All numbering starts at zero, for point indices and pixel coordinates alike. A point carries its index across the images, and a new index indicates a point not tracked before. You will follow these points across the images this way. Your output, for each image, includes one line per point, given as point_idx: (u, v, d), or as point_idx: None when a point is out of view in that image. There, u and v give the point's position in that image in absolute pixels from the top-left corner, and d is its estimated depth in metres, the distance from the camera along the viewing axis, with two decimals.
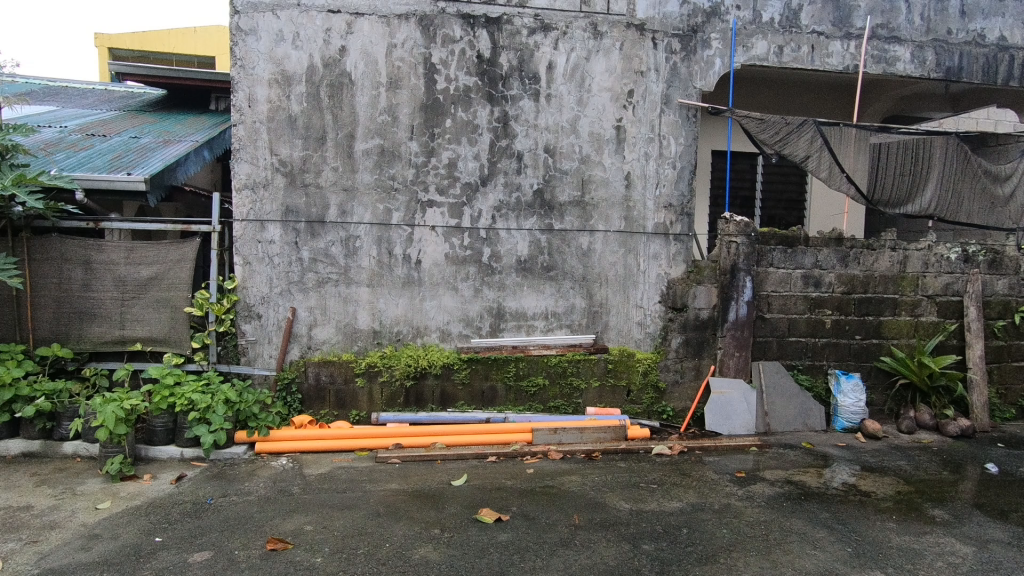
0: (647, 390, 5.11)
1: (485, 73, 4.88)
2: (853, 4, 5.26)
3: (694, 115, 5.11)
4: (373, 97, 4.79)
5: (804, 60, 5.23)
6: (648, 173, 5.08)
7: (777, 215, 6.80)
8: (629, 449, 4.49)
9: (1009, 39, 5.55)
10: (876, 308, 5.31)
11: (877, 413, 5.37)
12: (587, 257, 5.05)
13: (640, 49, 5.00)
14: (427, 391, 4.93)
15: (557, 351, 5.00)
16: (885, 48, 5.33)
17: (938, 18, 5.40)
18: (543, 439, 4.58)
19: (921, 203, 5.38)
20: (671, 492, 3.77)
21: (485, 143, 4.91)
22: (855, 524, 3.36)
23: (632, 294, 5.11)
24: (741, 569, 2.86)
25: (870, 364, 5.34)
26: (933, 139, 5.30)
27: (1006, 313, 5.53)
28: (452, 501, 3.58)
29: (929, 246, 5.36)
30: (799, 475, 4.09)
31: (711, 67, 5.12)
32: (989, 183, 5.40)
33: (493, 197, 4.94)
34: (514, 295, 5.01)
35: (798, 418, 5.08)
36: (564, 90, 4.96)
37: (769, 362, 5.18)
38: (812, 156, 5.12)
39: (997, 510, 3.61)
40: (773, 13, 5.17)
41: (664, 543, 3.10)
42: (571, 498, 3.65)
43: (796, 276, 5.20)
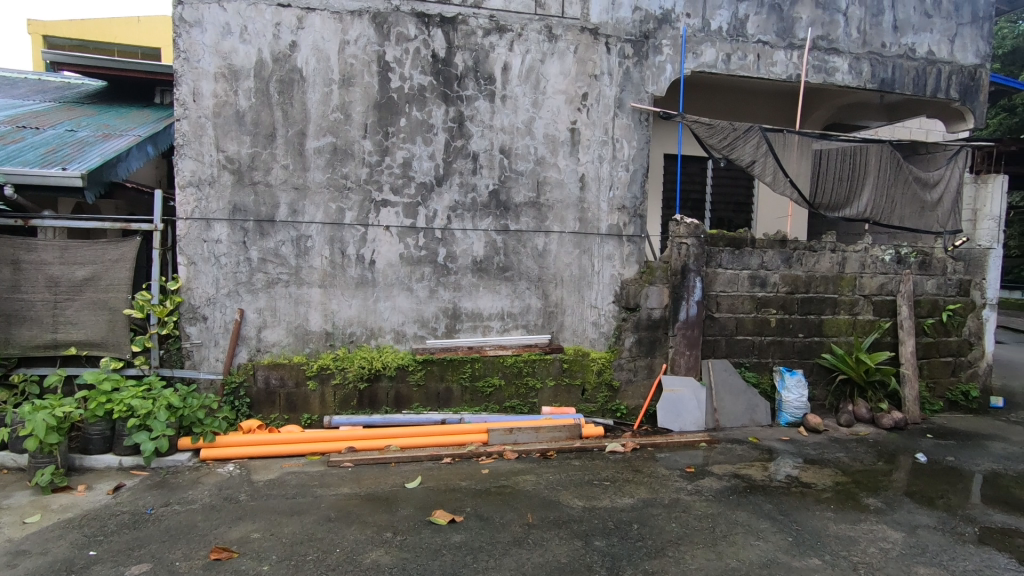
0: (602, 389, 5.19)
1: (439, 73, 4.85)
2: (795, 16, 5.48)
3: (646, 119, 5.22)
4: (324, 94, 4.70)
5: (750, 68, 5.42)
6: (602, 175, 5.16)
7: (726, 217, 7.01)
8: (583, 448, 4.54)
9: (937, 53, 5.90)
10: (817, 307, 5.55)
11: (819, 408, 5.61)
12: (542, 258, 5.09)
13: (594, 53, 5.07)
14: (381, 393, 4.87)
15: (514, 351, 5.03)
16: (825, 59, 5.58)
17: (873, 32, 5.69)
18: (499, 439, 4.57)
19: (859, 207, 5.66)
20: (623, 488, 3.84)
21: (440, 143, 4.89)
22: (795, 514, 3.50)
23: (587, 295, 5.17)
24: (687, 562, 2.93)
25: (812, 361, 5.58)
26: (869, 147, 5.59)
27: (934, 311, 5.86)
28: (405, 504, 3.55)
29: (865, 248, 5.65)
30: (746, 469, 4.23)
31: (663, 73, 5.23)
32: (919, 189, 5.75)
33: (449, 197, 4.93)
34: (469, 295, 5.00)
35: (745, 414, 5.25)
36: (519, 92, 4.98)
37: (718, 360, 5.34)
38: (758, 160, 5.31)
39: (926, 497, 3.84)
40: (721, 22, 5.34)
41: (615, 539, 3.15)
42: (526, 497, 3.68)
43: (743, 277, 5.39)
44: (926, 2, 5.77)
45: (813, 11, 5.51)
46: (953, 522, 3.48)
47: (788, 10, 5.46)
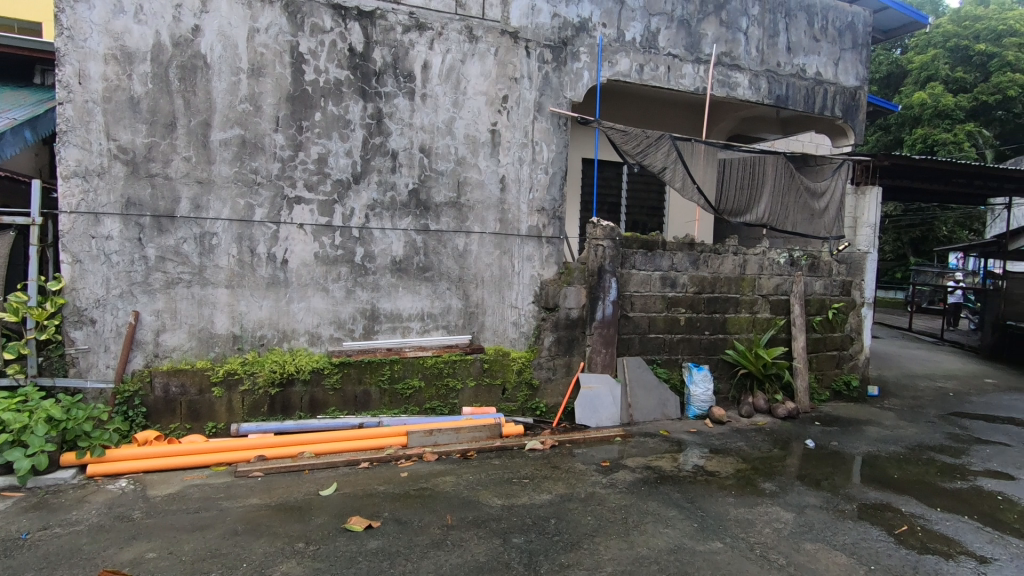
0: (522, 387, 5.26)
1: (357, 67, 4.73)
2: (702, 32, 5.82)
3: (565, 123, 5.35)
4: (232, 83, 4.44)
5: (661, 79, 5.70)
6: (522, 177, 5.23)
7: (641, 221, 7.33)
8: (503, 446, 4.58)
9: (824, 74, 6.47)
10: (721, 306, 5.93)
11: (723, 400, 5.99)
12: (463, 258, 5.08)
13: (514, 56, 5.13)
14: (294, 398, 4.67)
15: (434, 352, 4.99)
16: (728, 74, 5.98)
17: (770, 51, 6.16)
18: (418, 441, 4.51)
19: (758, 213, 6.10)
20: (541, 485, 3.92)
21: (358, 139, 4.77)
22: (701, 501, 3.72)
23: (507, 295, 5.22)
24: (601, 552, 3.04)
25: (717, 356, 5.95)
26: (766, 158, 6.04)
27: (822, 309, 6.43)
28: (319, 512, 3.42)
29: (763, 251, 6.10)
30: (656, 461, 4.44)
31: (580, 79, 5.38)
32: (809, 199, 6.30)
33: (367, 195, 4.81)
34: (388, 296, 4.90)
35: (657, 408, 5.50)
36: (439, 91, 4.95)
37: (632, 357, 5.57)
38: (668, 167, 5.58)
39: (814, 479, 4.20)
40: (635, 33, 5.57)
41: (533, 535, 3.21)
42: (445, 498, 3.66)
43: (655, 277, 5.65)
44: (814, 27, 6.32)
45: (717, 29, 5.88)
46: (836, 500, 3.83)
47: (696, 26, 5.79)
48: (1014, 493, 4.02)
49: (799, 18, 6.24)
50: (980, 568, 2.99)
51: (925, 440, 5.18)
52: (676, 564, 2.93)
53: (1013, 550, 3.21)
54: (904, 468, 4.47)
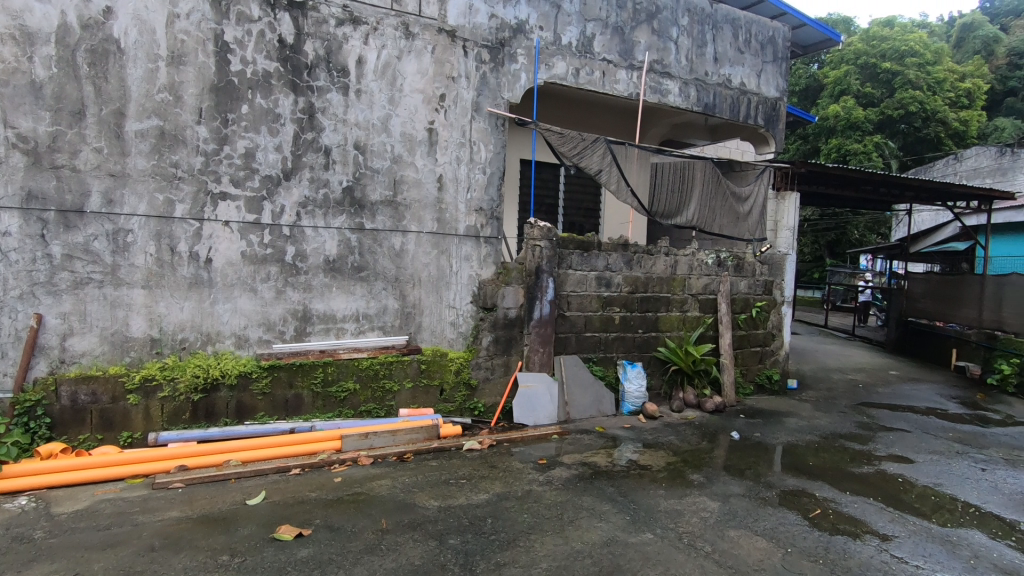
0: (459, 388, 5.23)
1: (287, 60, 4.56)
2: (635, 39, 6.00)
3: (502, 124, 5.38)
4: (148, 71, 4.18)
5: (596, 84, 5.84)
6: (460, 176, 5.21)
7: (578, 222, 7.47)
8: (441, 448, 4.55)
9: (748, 85, 6.82)
10: (654, 305, 6.15)
11: (656, 396, 6.20)
12: (399, 258, 5.00)
13: (451, 55, 5.10)
14: (219, 404, 4.45)
15: (370, 353, 4.89)
16: (659, 81, 6.20)
17: (698, 61, 6.43)
18: (353, 445, 4.40)
19: (687, 216, 6.35)
20: (478, 485, 3.92)
21: (288, 134, 4.60)
22: (633, 495, 3.83)
23: (445, 295, 5.18)
24: (536, 549, 3.07)
25: (650, 354, 6.16)
26: (695, 163, 6.30)
27: (746, 307, 6.78)
28: (245, 522, 3.28)
29: (693, 252, 6.37)
30: (592, 457, 4.54)
31: (517, 81, 5.42)
32: (734, 202, 6.63)
33: (298, 192, 4.64)
34: (321, 296, 4.76)
35: (593, 406, 5.61)
36: (375, 87, 4.86)
37: (569, 356, 5.68)
38: (604, 170, 5.71)
39: (738, 469, 4.42)
40: (571, 37, 5.67)
41: (469, 535, 3.20)
42: (380, 502, 3.59)
43: (591, 277, 5.78)
44: (739, 40, 6.66)
45: (649, 37, 6.08)
46: (758, 488, 4.05)
47: (629, 33, 5.96)
48: (913, 475, 4.39)
49: (725, 30, 6.56)
50: (883, 545, 3.24)
51: (837, 429, 5.56)
52: (609, 557, 3.00)
53: (911, 527, 3.50)
54: (819, 456, 4.77)
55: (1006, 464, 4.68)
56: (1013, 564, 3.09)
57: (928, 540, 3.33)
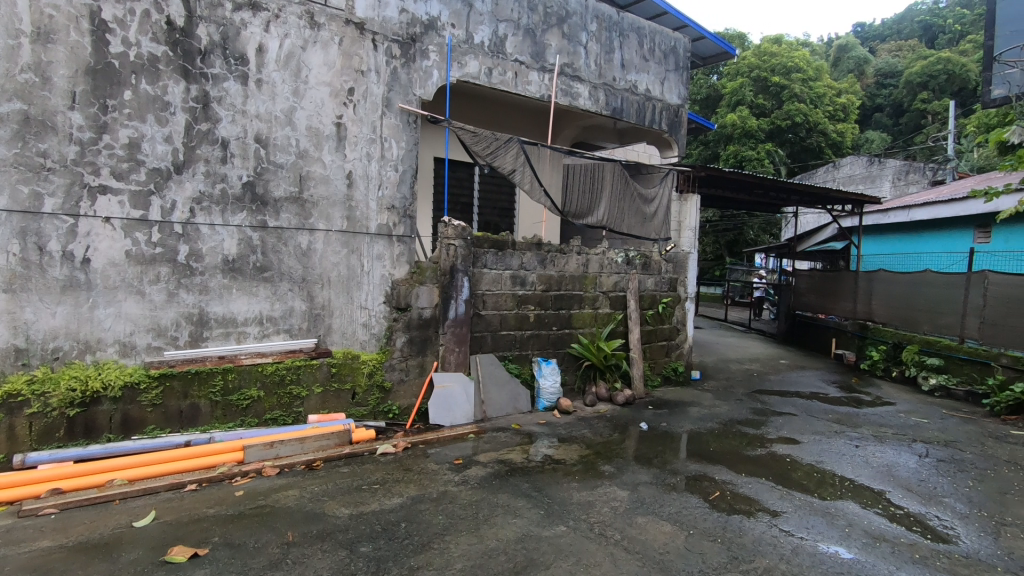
0: (373, 391, 5.08)
1: (177, 44, 4.23)
2: (546, 42, 6.11)
3: (414, 121, 5.29)
4: (9, 48, 3.72)
5: (509, 84, 5.89)
6: (371, 173, 5.06)
7: (493, 221, 7.50)
8: (353, 453, 4.40)
9: (653, 91, 7.16)
10: (567, 303, 6.31)
11: (570, 391, 6.35)
12: (306, 257, 4.79)
13: (360, 48, 4.95)
14: (101, 418, 4.06)
15: (275, 358, 4.64)
16: (570, 85, 6.35)
17: (606, 66, 6.66)
18: (257, 455, 4.15)
19: (598, 216, 6.56)
20: (392, 489, 3.83)
21: (179, 124, 4.27)
22: (547, 489, 3.90)
23: (356, 296, 5.01)
24: (451, 551, 3.04)
25: (564, 350, 6.31)
26: (604, 164, 6.52)
27: (653, 304, 7.13)
28: (132, 546, 3.00)
29: (603, 251, 6.60)
30: (508, 454, 4.58)
31: (429, 78, 5.35)
32: (641, 203, 6.93)
33: (191, 187, 4.32)
34: (219, 299, 4.45)
35: (509, 403, 5.65)
36: (277, 78, 4.61)
37: (485, 355, 5.69)
38: (517, 169, 5.77)
39: (646, 459, 4.62)
40: (483, 37, 5.68)
41: (382, 542, 3.12)
42: (286, 514, 3.41)
43: (505, 276, 5.83)
44: (643, 48, 6.97)
45: (560, 41, 6.22)
46: (664, 475, 4.26)
47: (540, 36, 6.06)
48: (799, 454, 4.80)
49: (631, 38, 6.84)
50: (773, 521, 3.51)
51: (734, 416, 5.97)
52: (523, 552, 3.03)
53: (797, 503, 3.82)
54: (719, 442, 5.10)
55: (875, 440, 5.23)
56: (880, 529, 3.45)
57: (811, 513, 3.65)
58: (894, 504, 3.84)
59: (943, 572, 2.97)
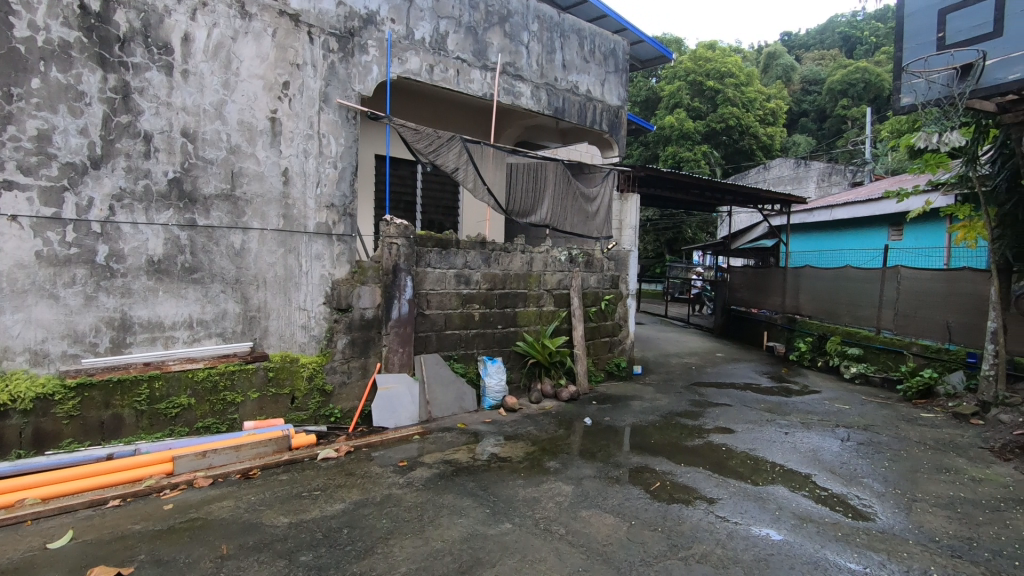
0: (313, 395, 4.93)
1: (92, 30, 3.95)
2: (487, 41, 6.11)
3: (354, 117, 5.16)
4: None
5: (451, 82, 5.85)
6: (308, 171, 4.90)
7: (437, 220, 7.43)
8: (292, 460, 4.25)
9: (593, 92, 7.28)
10: (512, 301, 6.34)
11: (516, 389, 6.38)
12: (240, 257, 4.58)
13: (295, 40, 4.78)
14: (9, 433, 3.75)
15: (207, 363, 4.42)
16: (512, 84, 6.38)
17: (548, 67, 6.72)
18: (188, 466, 3.95)
19: (541, 214, 6.62)
20: (334, 495, 3.73)
21: (96, 116, 3.99)
22: (493, 487, 3.91)
23: (294, 297, 4.85)
24: (395, 555, 2.99)
25: (509, 348, 6.34)
26: (547, 164, 6.59)
27: (596, 301, 7.27)
28: (46, 570, 2.79)
29: (546, 250, 6.67)
30: (454, 454, 4.55)
31: (369, 73, 5.24)
32: (583, 202, 7.04)
33: (111, 183, 4.05)
34: (144, 302, 4.20)
35: (455, 403, 5.61)
36: (205, 69, 4.39)
37: (430, 355, 5.63)
38: (460, 168, 5.74)
39: (590, 453, 4.71)
40: (424, 33, 5.61)
41: (323, 549, 3.03)
42: (220, 525, 3.26)
43: (449, 275, 5.80)
44: (584, 50, 7.08)
45: (502, 40, 6.23)
46: (608, 468, 4.35)
47: (482, 34, 6.05)
48: (733, 443, 5.02)
49: (572, 39, 6.94)
50: (709, 508, 3.66)
51: (674, 408, 6.17)
52: (468, 551, 3.02)
53: (731, 489, 3.99)
54: (660, 434, 5.25)
55: (803, 427, 5.53)
56: (807, 511, 3.65)
57: (745, 499, 3.82)
58: (819, 486, 4.08)
59: (862, 548, 3.17)
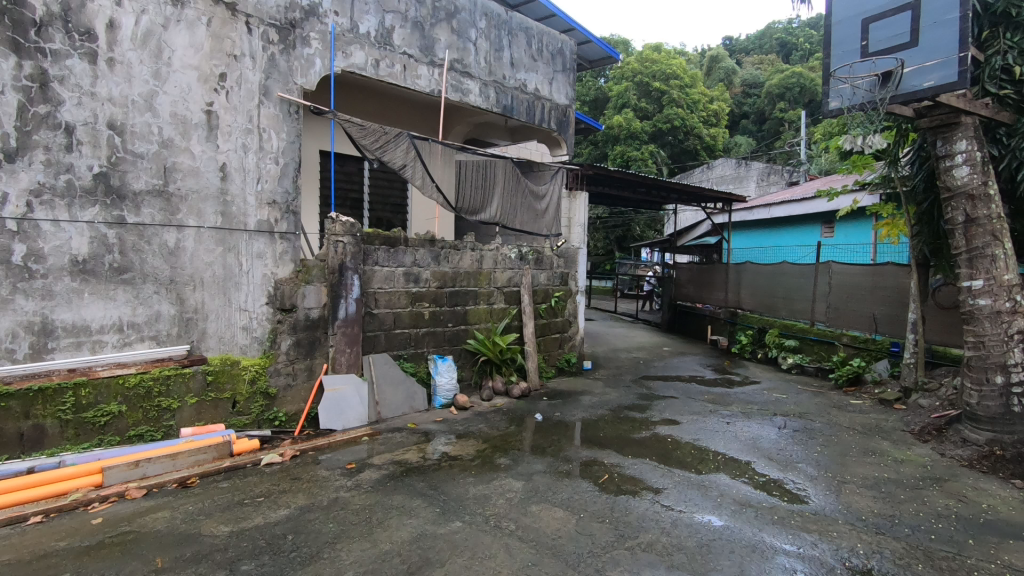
0: (256, 398, 4.76)
1: (4, 12, 3.67)
2: (435, 37, 6.05)
3: (296, 111, 5.01)
4: None
5: (397, 77, 5.77)
6: (247, 166, 4.73)
7: (385, 218, 7.32)
8: (233, 467, 4.10)
9: (541, 91, 7.34)
10: (462, 299, 6.33)
11: (467, 386, 6.36)
12: (175, 256, 4.37)
13: (232, 30, 4.60)
14: None
15: (139, 368, 4.20)
16: (460, 81, 6.34)
17: (496, 64, 6.72)
18: (120, 477, 3.74)
19: (491, 212, 6.63)
20: (278, 500, 3.62)
21: (10, 105, 3.72)
22: (443, 486, 3.89)
23: (234, 297, 4.67)
24: (342, 559, 2.94)
25: (460, 346, 6.32)
26: (496, 162, 6.60)
27: (546, 298, 7.35)
28: None
29: (496, 247, 6.69)
30: (404, 455, 4.49)
31: (311, 67, 5.10)
32: (532, 200, 7.09)
33: (28, 177, 3.78)
34: (68, 304, 3.95)
35: (405, 402, 5.54)
36: (134, 58, 4.16)
37: (379, 355, 5.55)
38: (408, 164, 5.67)
39: (541, 448, 4.75)
40: (369, 27, 5.51)
41: (266, 557, 2.94)
42: (154, 538, 3.11)
43: (398, 274, 5.72)
44: (531, 48, 7.12)
45: (449, 36, 6.18)
46: (557, 463, 4.40)
47: (429, 30, 5.99)
48: (679, 434, 5.18)
49: (520, 38, 6.97)
50: (655, 497, 3.76)
51: (622, 402, 6.32)
52: (418, 552, 3.00)
53: (676, 478, 4.12)
54: (609, 427, 5.36)
55: (743, 416, 5.76)
56: (746, 496, 3.81)
57: (688, 487, 3.96)
58: (758, 472, 4.26)
59: (797, 529, 3.34)
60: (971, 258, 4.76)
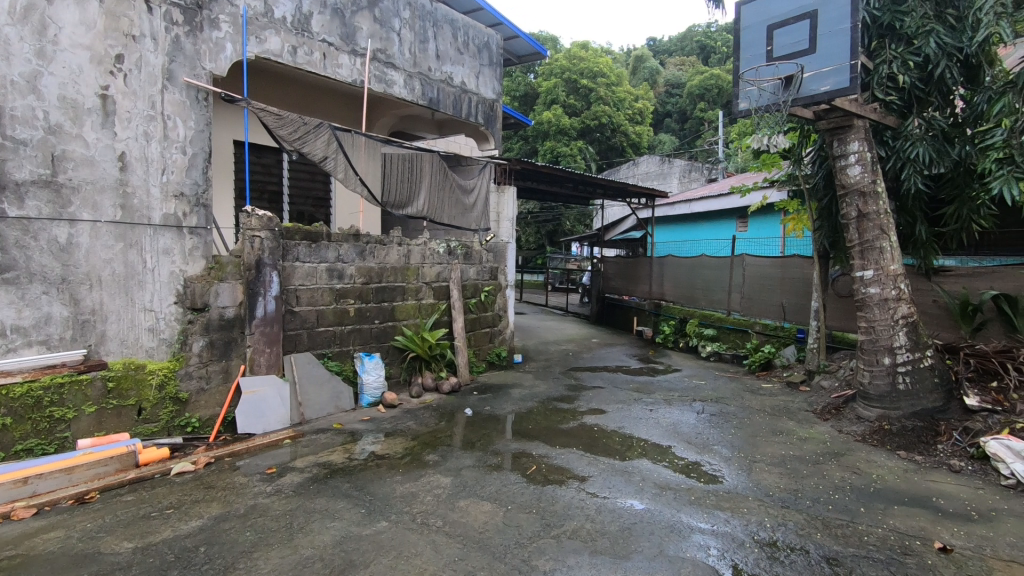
0: (164, 404, 4.46)
1: None
2: (356, 25, 5.88)
3: (204, 98, 4.71)
4: None
5: (316, 65, 5.56)
6: (150, 156, 4.41)
7: (307, 212, 7.05)
8: (139, 478, 3.83)
9: (468, 84, 7.30)
10: (389, 295, 6.21)
11: (396, 384, 6.25)
12: (67, 254, 4.01)
13: (129, 8, 4.25)
14: None
15: (26, 377, 3.82)
16: (384, 71, 6.19)
17: (421, 56, 6.62)
18: (4, 497, 3.41)
19: (418, 206, 6.53)
20: (190, 511, 3.41)
21: None
22: (369, 486, 3.81)
23: (138, 297, 4.34)
24: (259, 568, 2.81)
25: (387, 343, 6.21)
26: (423, 155, 6.50)
27: (476, 292, 7.35)
28: None
29: (424, 242, 6.60)
30: (329, 456, 4.36)
31: (222, 51, 4.83)
32: (461, 195, 7.04)
33: None
34: None
35: (330, 402, 5.36)
36: (12, 35, 3.76)
37: (301, 354, 5.34)
38: (330, 156, 5.48)
39: (470, 443, 4.75)
40: (285, 11, 5.27)
41: (174, 573, 2.76)
42: (44, 561, 2.85)
43: (321, 269, 5.53)
44: (457, 41, 7.06)
45: (371, 25, 6.02)
46: (486, 457, 4.41)
47: (350, 17, 5.81)
48: (604, 422, 5.33)
49: (445, 30, 6.89)
50: (581, 486, 3.85)
51: (551, 393, 6.42)
52: (341, 555, 2.92)
53: (601, 466, 4.24)
54: (538, 419, 5.43)
55: (665, 403, 6.02)
56: (666, 480, 3.99)
57: (613, 474, 4.08)
58: (677, 456, 4.47)
59: (711, 508, 3.52)
60: (863, 250, 5.18)
